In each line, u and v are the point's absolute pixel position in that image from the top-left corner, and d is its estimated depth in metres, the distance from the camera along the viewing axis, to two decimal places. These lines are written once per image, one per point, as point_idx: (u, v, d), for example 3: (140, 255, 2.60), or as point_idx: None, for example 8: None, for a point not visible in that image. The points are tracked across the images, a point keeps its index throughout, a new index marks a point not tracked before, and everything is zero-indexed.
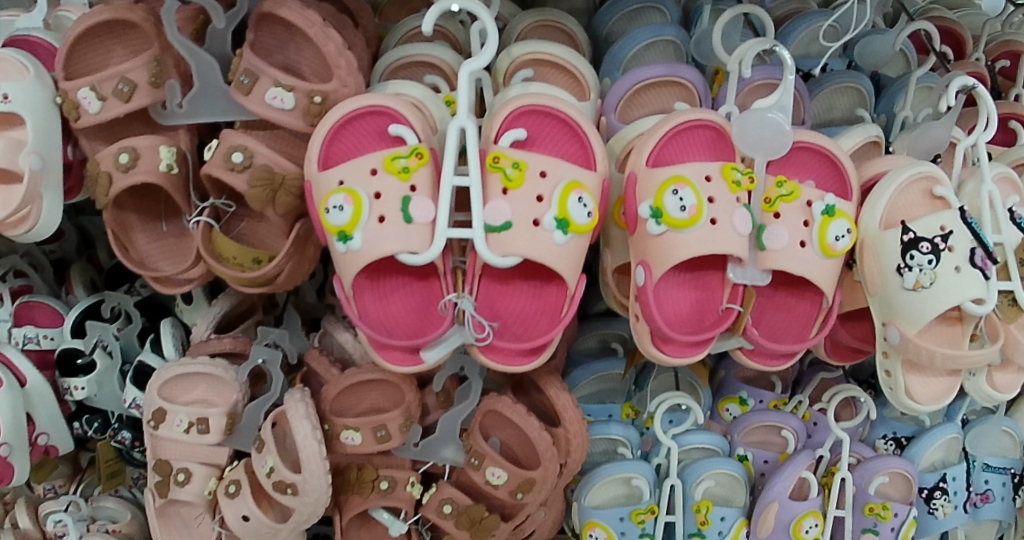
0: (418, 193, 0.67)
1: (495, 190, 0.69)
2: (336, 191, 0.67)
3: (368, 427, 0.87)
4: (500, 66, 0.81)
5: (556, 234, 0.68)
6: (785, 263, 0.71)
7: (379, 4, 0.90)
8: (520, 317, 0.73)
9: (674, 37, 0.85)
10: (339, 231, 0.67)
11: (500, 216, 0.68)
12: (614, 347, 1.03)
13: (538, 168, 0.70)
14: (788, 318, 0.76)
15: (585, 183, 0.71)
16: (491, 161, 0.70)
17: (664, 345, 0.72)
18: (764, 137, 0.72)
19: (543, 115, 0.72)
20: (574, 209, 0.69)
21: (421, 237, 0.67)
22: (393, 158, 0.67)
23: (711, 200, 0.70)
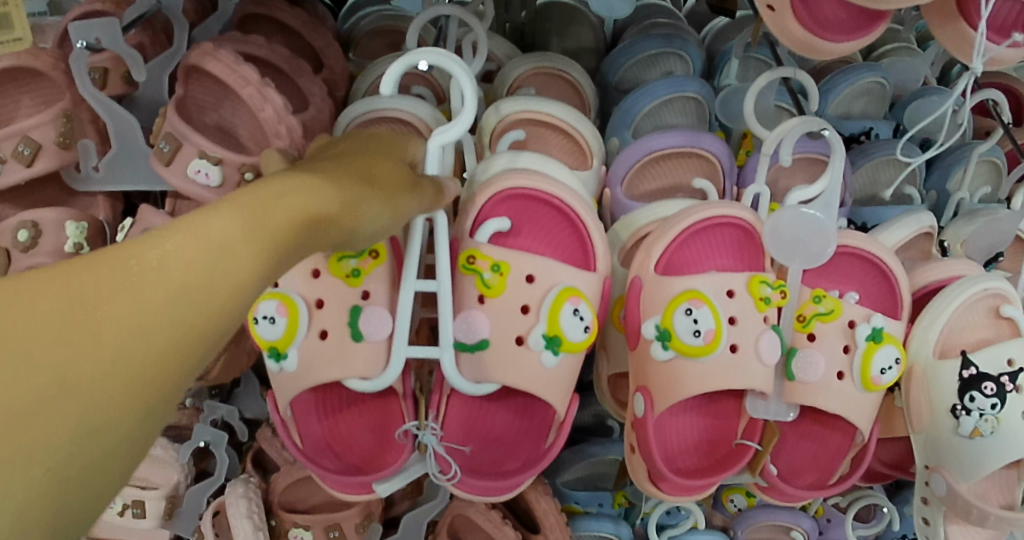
0: (367, 304, 0.56)
1: (471, 297, 0.58)
2: (269, 296, 0.56)
3: (321, 525, 0.76)
4: (485, 123, 0.66)
5: (542, 354, 0.56)
6: (815, 398, 0.60)
7: (354, 36, 0.77)
8: (495, 440, 0.61)
9: (697, 93, 0.70)
10: (271, 347, 0.56)
11: (474, 333, 0.56)
12: (610, 425, 0.88)
13: (523, 271, 0.57)
14: (813, 449, 0.65)
15: (583, 289, 0.58)
16: (464, 261, 0.57)
17: (660, 482, 0.59)
18: (802, 240, 0.59)
19: (527, 199, 0.58)
20: (567, 324, 0.56)
21: (373, 355, 0.55)
22: (340, 257, 0.56)
23: (732, 320, 0.58)
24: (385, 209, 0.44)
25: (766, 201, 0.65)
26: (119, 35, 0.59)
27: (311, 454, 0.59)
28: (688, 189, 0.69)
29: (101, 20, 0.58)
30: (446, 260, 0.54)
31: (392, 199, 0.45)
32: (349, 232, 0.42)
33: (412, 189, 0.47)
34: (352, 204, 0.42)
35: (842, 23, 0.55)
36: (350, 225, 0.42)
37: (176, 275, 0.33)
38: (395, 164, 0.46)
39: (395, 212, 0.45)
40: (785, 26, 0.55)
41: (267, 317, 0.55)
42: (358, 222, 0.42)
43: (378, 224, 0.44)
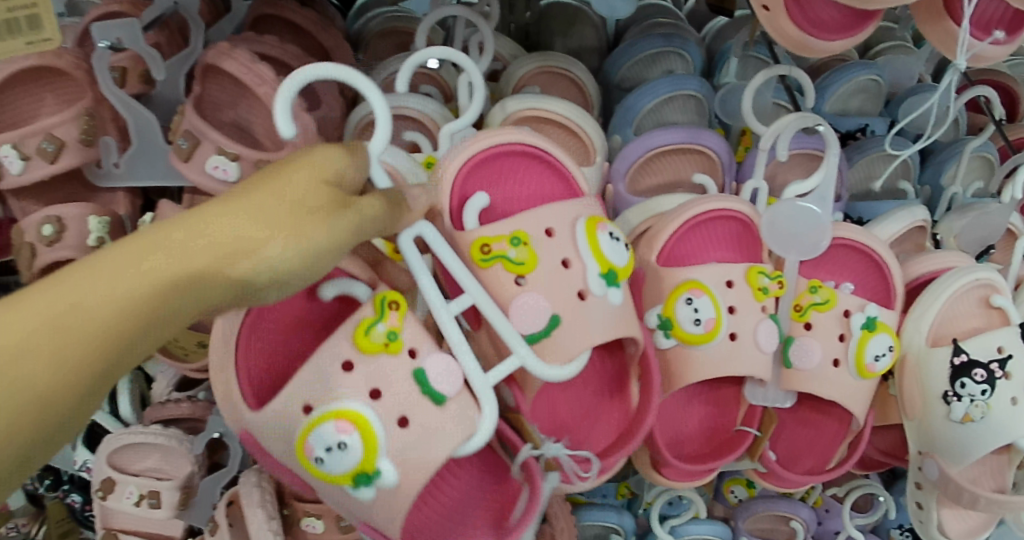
0: (425, 359, 0.49)
1: (508, 286, 0.52)
2: (319, 421, 0.47)
3: (332, 514, 0.78)
4: (491, 121, 0.68)
5: (607, 293, 0.53)
6: (812, 385, 0.62)
7: (363, 37, 0.79)
8: (586, 424, 0.60)
9: (697, 92, 0.72)
10: (355, 476, 0.48)
11: (541, 315, 0.51)
12: None
13: (540, 228, 0.53)
14: (809, 435, 0.68)
15: (599, 213, 0.56)
16: (478, 249, 0.52)
17: (663, 468, 0.61)
18: (799, 232, 0.62)
19: (489, 161, 0.56)
20: (610, 252, 0.54)
21: (453, 411, 0.49)
22: (365, 328, 0.49)
23: (732, 310, 0.60)
24: (298, 241, 0.37)
25: (764, 195, 0.67)
26: (140, 36, 0.61)
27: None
28: (687, 185, 0.71)
29: (120, 20, 0.60)
30: (451, 255, 0.51)
31: (307, 223, 0.38)
32: (254, 281, 0.37)
33: (346, 204, 0.40)
34: (237, 252, 0.36)
35: (835, 23, 0.58)
36: (239, 277, 0.36)
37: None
38: (310, 169, 0.39)
39: (319, 240, 0.38)
40: (779, 25, 0.58)
41: (336, 445, 0.47)
42: (261, 264, 0.36)
43: (296, 259, 0.37)
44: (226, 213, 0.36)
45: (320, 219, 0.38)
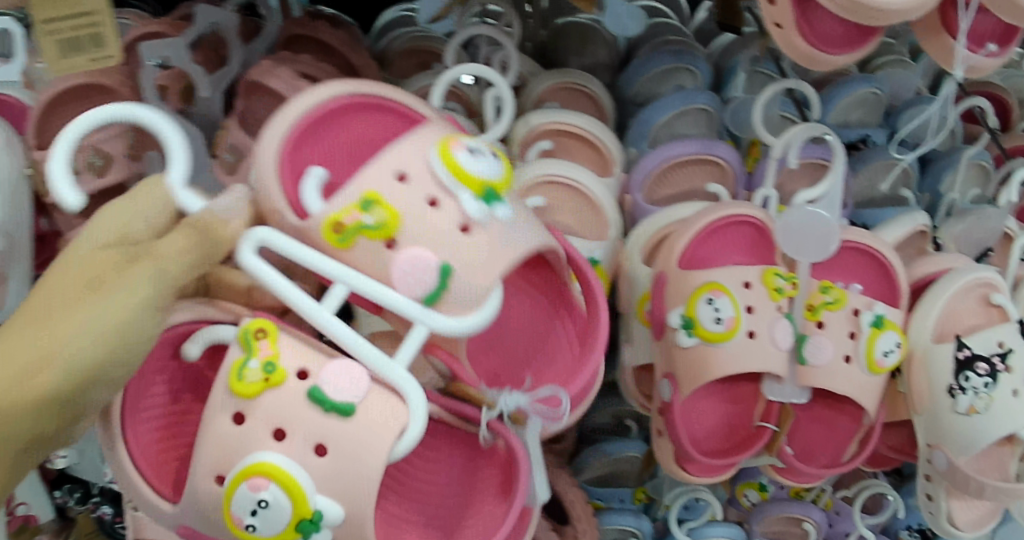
0: (318, 371, 0.46)
1: (380, 254, 0.46)
2: (234, 483, 0.45)
3: None
4: (515, 134, 0.71)
5: (491, 214, 0.48)
6: (826, 381, 0.65)
7: (388, 56, 0.83)
8: (544, 357, 0.59)
9: (707, 105, 0.76)
10: (298, 521, 0.45)
11: (426, 264, 0.46)
12: (628, 425, 0.90)
13: (390, 174, 0.47)
14: (824, 433, 0.71)
15: (448, 133, 0.51)
16: (331, 227, 0.46)
17: (687, 463, 0.64)
18: (810, 236, 0.65)
19: (314, 130, 0.50)
20: (474, 168, 0.49)
21: (378, 398, 0.46)
22: (239, 372, 0.46)
23: (750, 309, 0.63)
24: (91, 333, 0.39)
25: (775, 203, 0.71)
26: (184, 54, 0.65)
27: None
28: (701, 195, 0.74)
29: (166, 40, 0.64)
30: (301, 248, 0.45)
31: (87, 307, 0.40)
32: (67, 388, 0.39)
33: (133, 261, 0.42)
34: (31, 367, 0.38)
35: (841, 37, 0.62)
36: (43, 390, 0.39)
37: None
38: (102, 251, 0.42)
39: (110, 322, 0.40)
40: (790, 42, 0.62)
41: (261, 502, 0.44)
42: (68, 362, 0.39)
43: (94, 348, 0.39)
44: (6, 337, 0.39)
45: (104, 298, 0.40)
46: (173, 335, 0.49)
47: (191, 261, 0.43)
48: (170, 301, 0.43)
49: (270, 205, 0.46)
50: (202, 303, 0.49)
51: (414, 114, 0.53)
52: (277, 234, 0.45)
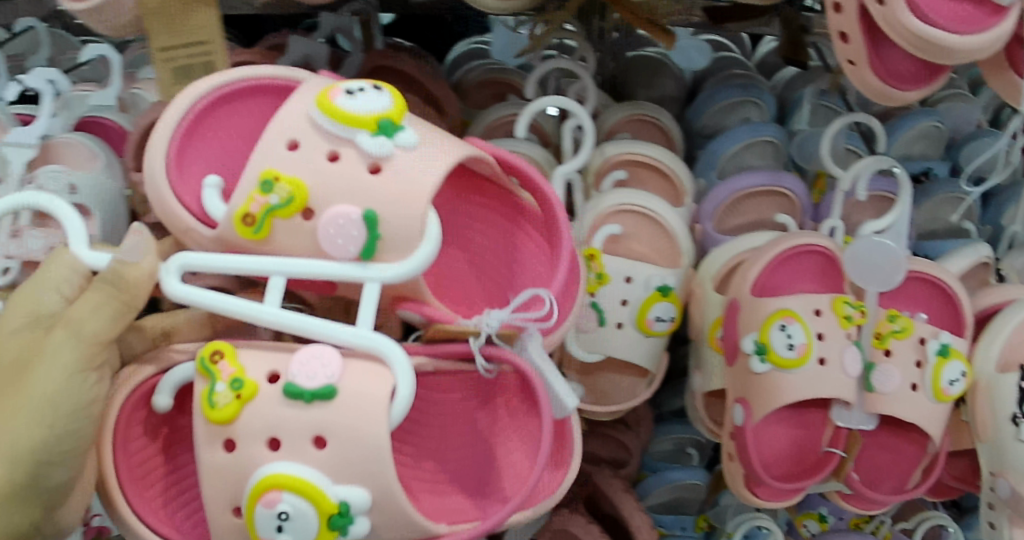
0: (287, 370, 0.48)
1: (302, 229, 0.50)
2: (252, 504, 0.47)
3: None
4: (590, 164, 0.75)
5: (390, 146, 0.51)
6: (893, 407, 0.68)
7: (461, 85, 0.88)
8: (516, 268, 0.63)
9: (774, 137, 0.78)
10: (326, 518, 0.47)
11: (344, 220, 0.49)
12: (690, 453, 0.93)
13: (280, 147, 0.51)
14: (891, 459, 0.74)
15: (321, 89, 0.54)
16: (241, 221, 0.50)
17: (756, 488, 0.69)
18: (878, 265, 0.67)
19: (190, 140, 0.54)
20: (358, 106, 0.51)
21: (364, 373, 0.48)
22: (210, 399, 0.48)
23: (821, 336, 0.66)
24: (30, 418, 0.45)
25: (841, 233, 0.74)
26: None
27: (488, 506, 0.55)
28: (771, 224, 0.77)
29: None
30: (227, 259, 0.50)
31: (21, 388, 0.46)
32: (20, 475, 0.45)
33: (50, 334, 0.48)
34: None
35: (913, 75, 0.64)
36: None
37: None
38: (14, 343, 0.48)
39: (48, 386, 0.46)
40: (863, 78, 0.64)
41: (282, 515, 0.46)
42: (26, 431, 0.45)
43: (36, 430, 0.45)
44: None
45: (35, 376, 0.46)
46: (138, 391, 0.51)
47: (110, 317, 0.48)
48: (97, 359, 0.47)
49: (180, 225, 0.52)
50: (156, 357, 0.52)
51: (278, 83, 0.57)
52: (195, 254, 0.50)
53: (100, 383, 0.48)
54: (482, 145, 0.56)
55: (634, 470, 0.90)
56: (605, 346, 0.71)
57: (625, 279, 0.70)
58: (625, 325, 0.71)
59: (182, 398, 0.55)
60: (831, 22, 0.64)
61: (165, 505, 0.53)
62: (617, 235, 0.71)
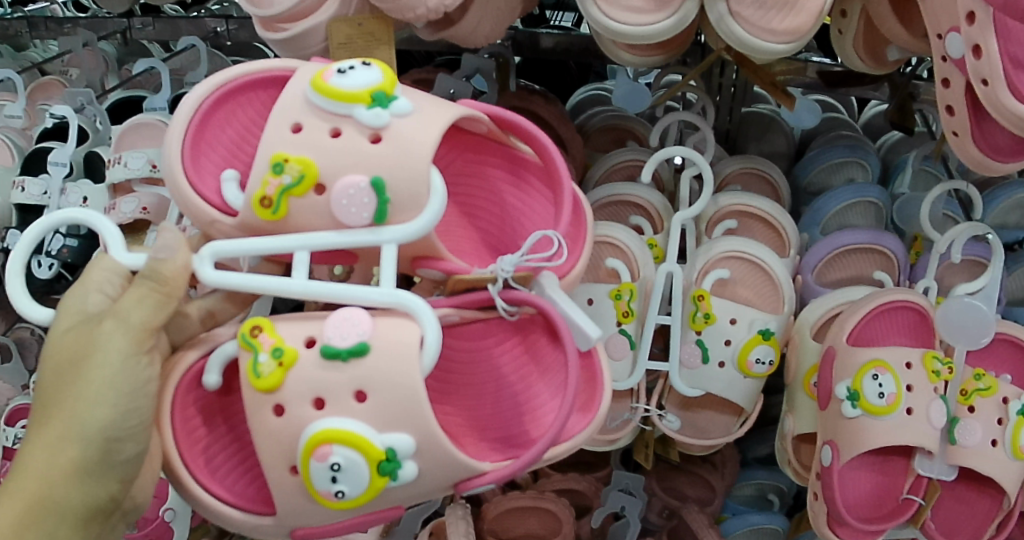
0: (322, 335, 0.53)
1: (317, 210, 0.53)
2: (305, 461, 0.51)
3: None
4: (705, 212, 0.91)
5: (387, 116, 0.53)
6: (975, 460, 0.76)
7: (586, 130, 1.05)
8: (518, 222, 0.67)
9: (876, 199, 0.93)
10: (378, 463, 0.51)
11: (349, 191, 0.52)
12: (770, 498, 1.24)
13: (287, 130, 0.54)
14: (965, 511, 0.81)
15: (313, 73, 0.56)
16: (260, 205, 0.53)
17: (838, 526, 0.77)
18: (967, 325, 0.75)
19: (202, 137, 0.56)
20: (353, 81, 0.54)
21: (394, 324, 0.52)
22: (255, 369, 0.52)
23: (910, 388, 0.74)
24: (95, 399, 0.48)
25: (934, 293, 0.83)
26: (464, 91, 0.91)
27: (516, 448, 0.60)
28: (868, 280, 0.90)
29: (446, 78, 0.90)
30: (247, 241, 0.53)
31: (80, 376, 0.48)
32: (92, 452, 0.48)
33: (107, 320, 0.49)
34: (60, 443, 0.48)
35: (1009, 147, 0.65)
36: (71, 460, 0.48)
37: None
38: (66, 340, 0.50)
39: (110, 370, 0.48)
40: (965, 148, 0.67)
41: (335, 467, 0.51)
42: (89, 418, 0.47)
43: (105, 407, 0.48)
44: (29, 430, 0.50)
45: (93, 364, 0.48)
46: (186, 377, 0.54)
47: (157, 306, 0.50)
48: (147, 344, 0.50)
49: (205, 219, 0.54)
50: (199, 343, 0.55)
51: (278, 74, 0.59)
52: (223, 243, 0.53)
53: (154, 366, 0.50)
54: (475, 105, 0.60)
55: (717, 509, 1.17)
56: (708, 382, 0.83)
57: (731, 321, 0.83)
58: (726, 364, 0.83)
59: (229, 379, 0.58)
60: (939, 94, 0.67)
61: (205, 463, 0.55)
62: (725, 279, 0.85)
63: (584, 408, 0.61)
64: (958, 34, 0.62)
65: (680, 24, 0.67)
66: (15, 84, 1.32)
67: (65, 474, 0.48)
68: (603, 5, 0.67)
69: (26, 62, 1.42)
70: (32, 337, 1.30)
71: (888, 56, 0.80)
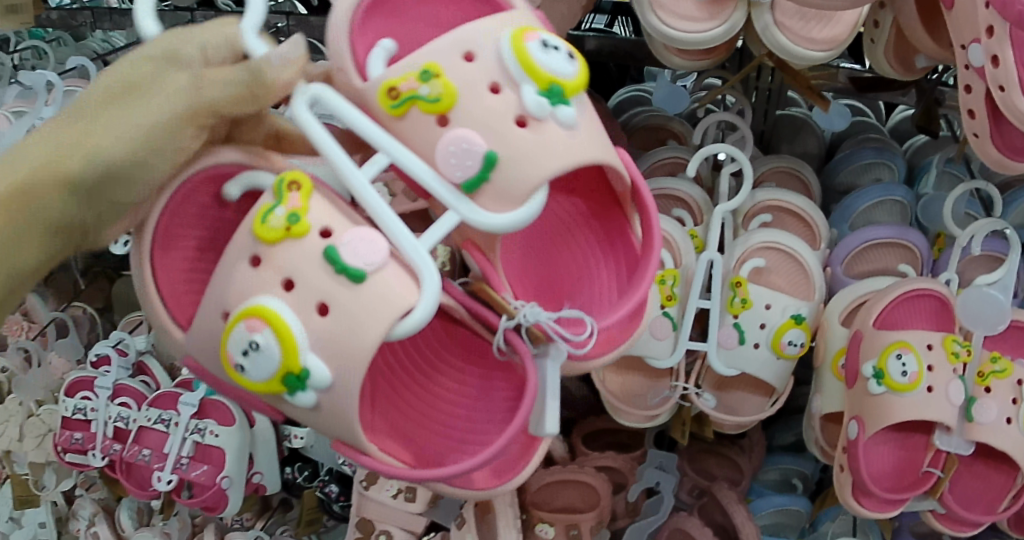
0: (339, 234, 0.56)
1: (432, 127, 0.57)
2: (237, 322, 0.56)
3: (562, 523, 1.11)
4: (743, 206, 0.98)
5: (550, 111, 0.57)
6: (990, 436, 0.83)
7: (629, 129, 1.13)
8: (584, 294, 0.72)
9: (902, 198, 1.01)
10: (287, 371, 0.56)
11: (472, 151, 0.56)
12: (794, 482, 1.31)
13: (457, 50, 0.58)
14: (981, 486, 0.89)
15: (530, 27, 0.60)
16: (387, 94, 0.57)
17: (862, 497, 0.84)
18: (985, 313, 0.83)
19: (382, 6, 0.63)
20: (551, 64, 0.58)
21: (394, 274, 0.55)
22: (266, 217, 0.56)
23: (931, 367, 0.81)
24: (122, 135, 0.53)
25: (954, 285, 0.91)
26: None
27: (420, 462, 0.65)
28: (893, 272, 0.97)
29: None
30: (358, 113, 0.56)
31: (127, 104, 0.54)
32: (92, 174, 0.53)
33: (175, 69, 0.55)
34: (70, 152, 0.53)
35: None
36: (70, 170, 0.53)
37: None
38: (135, 68, 0.55)
39: (151, 117, 0.54)
40: (984, 149, 0.73)
41: (255, 344, 0.56)
42: (109, 147, 0.53)
43: (125, 150, 0.53)
44: (57, 123, 0.55)
45: (147, 101, 0.54)
46: (201, 171, 0.59)
47: (235, 95, 0.55)
48: (197, 119, 0.55)
49: (338, 64, 0.59)
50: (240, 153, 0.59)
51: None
52: (328, 92, 0.56)
53: (194, 137, 0.55)
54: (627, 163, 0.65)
55: (745, 491, 1.23)
56: (745, 361, 0.90)
57: (766, 306, 0.90)
58: (761, 345, 0.90)
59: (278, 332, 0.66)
60: (962, 100, 0.74)
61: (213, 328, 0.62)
62: (761, 268, 0.92)
63: (498, 471, 0.66)
64: (979, 45, 0.69)
65: (729, 32, 0.75)
66: (84, 73, 1.40)
67: (58, 191, 0.54)
68: (661, 13, 0.75)
69: (89, 52, 1.51)
70: (87, 316, 1.42)
71: (916, 64, 0.86)
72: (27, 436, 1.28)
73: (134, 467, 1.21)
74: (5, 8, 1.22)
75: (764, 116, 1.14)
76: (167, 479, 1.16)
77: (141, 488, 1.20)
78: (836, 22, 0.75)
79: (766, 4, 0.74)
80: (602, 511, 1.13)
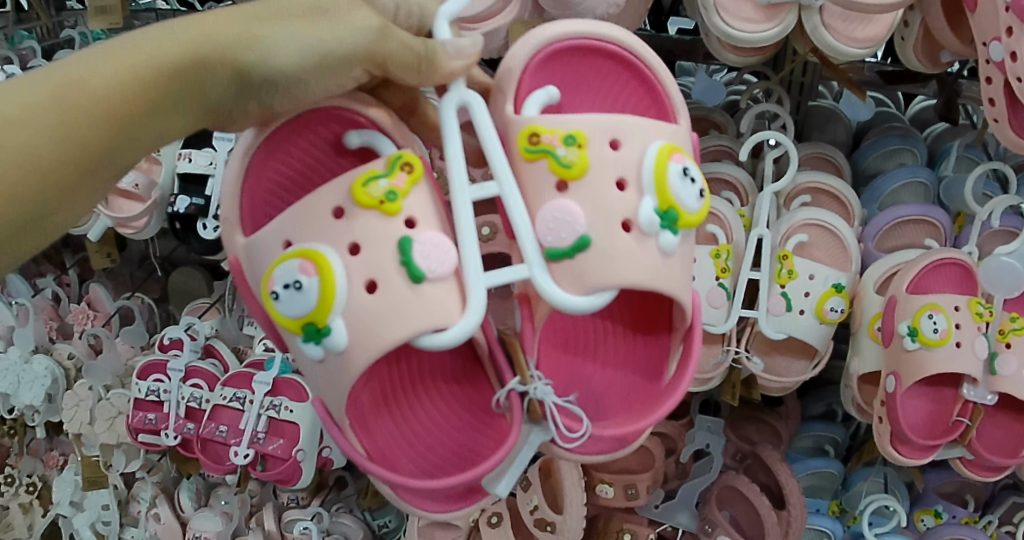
0: (416, 232, 0.66)
1: (552, 175, 0.67)
2: (292, 257, 0.66)
3: (621, 484, 1.22)
4: (784, 189, 1.09)
5: (659, 229, 0.66)
6: (1011, 386, 0.93)
7: None
8: (600, 397, 0.80)
9: (926, 180, 1.11)
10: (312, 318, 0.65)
11: (571, 220, 0.65)
12: (826, 449, 1.41)
13: (607, 131, 0.68)
14: (1004, 435, 1.00)
15: (682, 154, 0.69)
16: (527, 138, 0.67)
17: (899, 444, 0.95)
18: (1004, 279, 0.95)
19: (563, 59, 0.73)
20: (680, 193, 0.67)
21: (447, 288, 0.65)
22: (369, 182, 0.66)
23: (959, 325, 0.92)
24: (299, 47, 0.59)
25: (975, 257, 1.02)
26: None
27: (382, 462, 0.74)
28: (920, 246, 1.08)
29: None
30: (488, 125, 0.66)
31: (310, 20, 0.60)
32: (259, 76, 0.59)
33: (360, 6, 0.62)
34: (245, 44, 0.59)
35: None
36: (241, 63, 0.59)
37: (161, 73, 0.57)
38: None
39: (330, 38, 0.60)
40: (1003, 132, 0.84)
41: (297, 284, 0.65)
42: (285, 55, 0.59)
43: (294, 67, 0.60)
44: (233, 16, 0.59)
45: (327, 23, 0.60)
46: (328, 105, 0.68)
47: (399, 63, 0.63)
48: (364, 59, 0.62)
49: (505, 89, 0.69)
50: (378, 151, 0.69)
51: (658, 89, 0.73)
52: (472, 100, 0.65)
53: (354, 78, 0.63)
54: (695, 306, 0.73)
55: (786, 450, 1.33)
56: (792, 326, 1.01)
57: (810, 276, 1.01)
58: (806, 311, 1.00)
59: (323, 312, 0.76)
60: (984, 90, 0.85)
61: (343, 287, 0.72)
62: (804, 243, 1.04)
63: (442, 501, 0.75)
64: (1000, 41, 0.80)
65: (781, 34, 0.86)
66: None
67: (222, 84, 0.59)
68: (724, 15, 0.85)
69: None
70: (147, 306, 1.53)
71: (942, 59, 0.97)
72: (99, 418, 1.37)
73: (209, 444, 1.29)
74: (96, 10, 1.31)
75: (796, 107, 1.25)
76: (244, 453, 1.23)
77: (217, 463, 1.27)
78: (874, 23, 0.86)
79: (816, 7, 0.85)
80: (656, 471, 1.23)
